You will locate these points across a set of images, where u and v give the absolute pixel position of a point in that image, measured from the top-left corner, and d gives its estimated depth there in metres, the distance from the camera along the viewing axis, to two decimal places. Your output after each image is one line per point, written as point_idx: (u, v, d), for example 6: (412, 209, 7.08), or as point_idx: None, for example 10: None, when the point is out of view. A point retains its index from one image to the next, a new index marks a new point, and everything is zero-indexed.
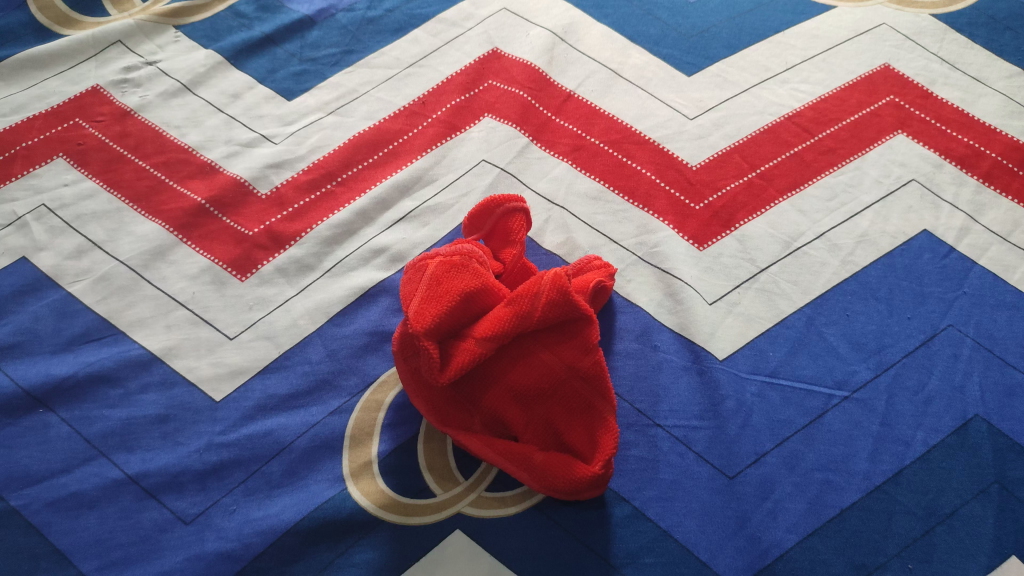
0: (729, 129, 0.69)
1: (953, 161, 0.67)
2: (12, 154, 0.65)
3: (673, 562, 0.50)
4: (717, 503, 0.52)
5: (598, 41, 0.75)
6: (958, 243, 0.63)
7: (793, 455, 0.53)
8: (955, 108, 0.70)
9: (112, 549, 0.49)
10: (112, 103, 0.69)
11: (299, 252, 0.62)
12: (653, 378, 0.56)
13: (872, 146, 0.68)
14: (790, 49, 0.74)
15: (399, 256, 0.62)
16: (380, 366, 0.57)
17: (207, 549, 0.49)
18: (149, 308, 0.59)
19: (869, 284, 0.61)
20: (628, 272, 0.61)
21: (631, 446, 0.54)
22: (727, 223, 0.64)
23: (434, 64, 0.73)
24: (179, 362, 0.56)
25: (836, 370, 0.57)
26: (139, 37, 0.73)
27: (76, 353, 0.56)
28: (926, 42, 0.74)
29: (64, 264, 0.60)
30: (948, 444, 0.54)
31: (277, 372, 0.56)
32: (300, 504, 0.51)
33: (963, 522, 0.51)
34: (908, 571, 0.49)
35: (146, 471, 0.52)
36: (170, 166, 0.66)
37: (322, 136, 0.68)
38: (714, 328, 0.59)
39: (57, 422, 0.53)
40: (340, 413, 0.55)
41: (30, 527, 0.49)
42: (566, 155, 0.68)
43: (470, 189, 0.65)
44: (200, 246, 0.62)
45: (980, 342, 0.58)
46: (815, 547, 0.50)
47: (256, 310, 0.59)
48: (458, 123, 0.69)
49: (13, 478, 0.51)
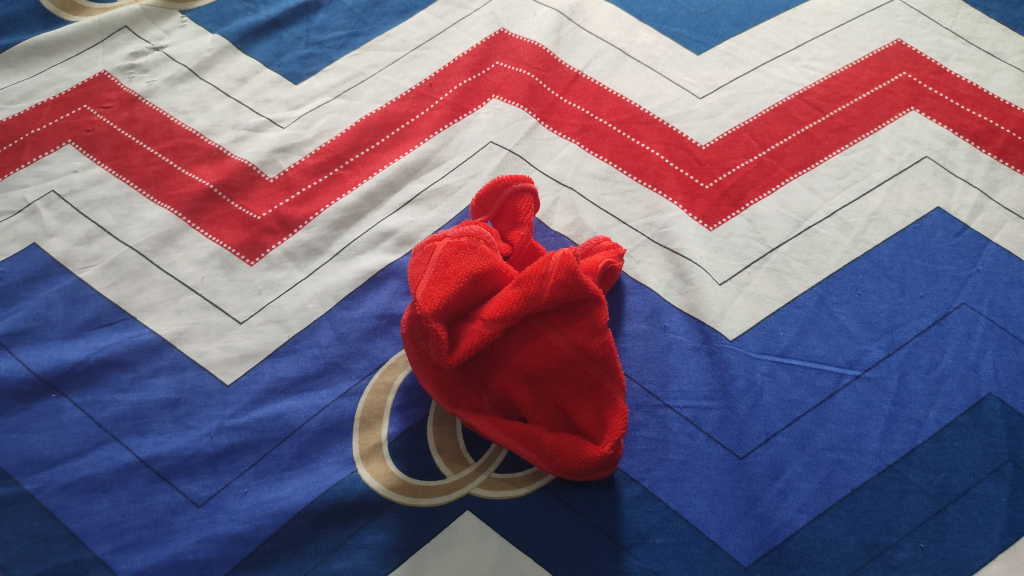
0: (739, 108, 0.68)
1: (967, 137, 0.66)
2: (21, 141, 0.65)
3: (682, 542, 0.50)
4: (727, 483, 0.51)
5: (605, 21, 0.74)
6: (972, 221, 0.62)
7: (804, 435, 0.53)
8: (969, 83, 0.69)
9: (126, 532, 0.50)
10: (120, 89, 0.69)
11: (307, 236, 0.62)
12: (663, 359, 0.56)
13: (884, 123, 0.67)
14: (801, 26, 0.73)
15: (407, 239, 0.62)
16: (389, 349, 0.57)
17: (220, 531, 0.50)
18: (159, 293, 0.59)
19: (881, 262, 0.60)
20: (637, 253, 0.61)
21: (640, 426, 0.54)
22: (736, 203, 0.63)
23: (441, 46, 0.72)
24: (189, 346, 0.57)
25: (847, 349, 0.56)
26: (145, 22, 0.73)
27: (87, 338, 0.57)
28: (940, 17, 0.73)
29: (74, 249, 0.61)
30: (961, 423, 0.53)
31: (287, 355, 0.56)
32: (310, 486, 0.51)
33: (977, 501, 0.51)
34: (920, 550, 0.49)
35: (158, 454, 0.52)
36: (177, 151, 0.66)
37: (329, 120, 0.68)
38: (724, 308, 0.58)
39: (69, 407, 0.54)
40: (350, 396, 0.55)
41: (45, 510, 0.50)
42: (574, 135, 0.67)
43: (478, 171, 0.65)
44: (209, 231, 0.62)
45: (994, 320, 0.57)
46: (826, 527, 0.50)
47: (265, 293, 0.59)
48: (465, 104, 0.69)
49: (27, 462, 0.51)
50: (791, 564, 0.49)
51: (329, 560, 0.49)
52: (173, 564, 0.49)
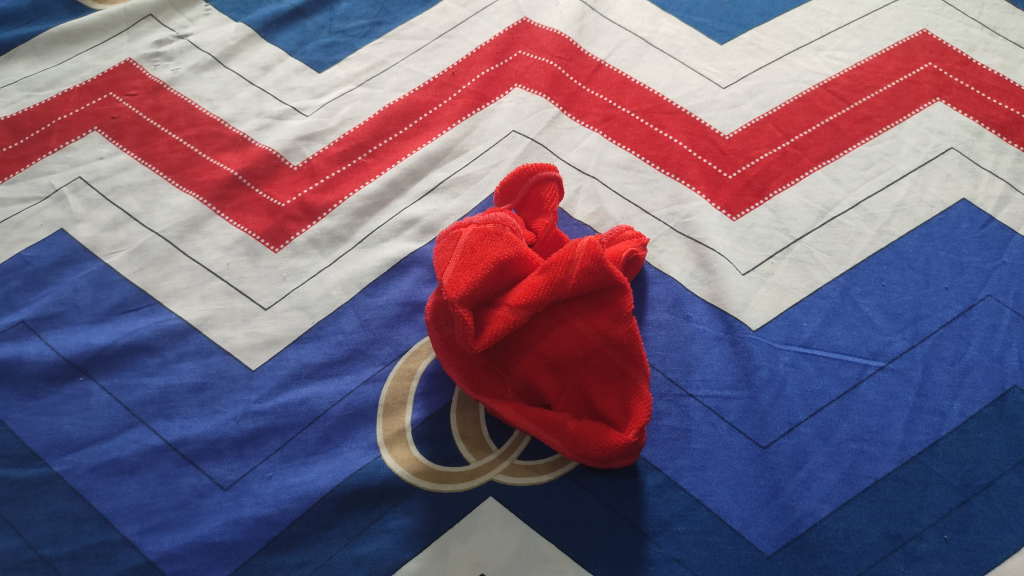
0: (762, 98, 0.68)
1: (994, 129, 0.66)
2: (48, 128, 0.66)
3: (705, 530, 0.50)
4: (750, 472, 0.52)
5: (628, 10, 0.74)
6: (998, 213, 0.61)
7: (827, 426, 0.53)
8: (995, 74, 0.68)
9: (153, 514, 0.50)
10: (145, 76, 0.70)
11: (331, 223, 0.62)
12: (685, 349, 0.56)
13: (909, 114, 0.67)
14: (825, 16, 0.72)
15: (430, 227, 0.62)
16: (413, 337, 0.57)
17: (246, 513, 0.50)
18: (185, 279, 0.59)
19: (905, 254, 0.60)
20: (659, 243, 0.61)
21: (663, 415, 0.54)
22: (760, 193, 0.63)
23: (463, 35, 0.73)
24: (215, 332, 0.57)
25: (871, 340, 0.56)
26: (169, 10, 0.73)
27: (115, 323, 0.57)
28: (966, 7, 0.72)
29: (101, 235, 0.61)
30: (985, 415, 0.53)
31: (311, 341, 0.57)
32: (336, 471, 0.52)
33: (1001, 493, 0.50)
34: (944, 541, 0.49)
35: (185, 438, 0.53)
36: (202, 138, 0.66)
37: (353, 108, 0.68)
38: (747, 298, 0.58)
39: (97, 390, 0.55)
40: (374, 382, 0.55)
41: (74, 491, 0.51)
42: (597, 125, 0.67)
43: (500, 161, 0.65)
44: (234, 218, 0.62)
45: (1020, 312, 0.57)
46: (849, 517, 0.50)
47: (290, 280, 0.59)
48: (487, 93, 0.69)
49: (56, 444, 0.52)
50: (814, 554, 0.49)
51: (354, 543, 0.49)
52: (200, 546, 0.49)
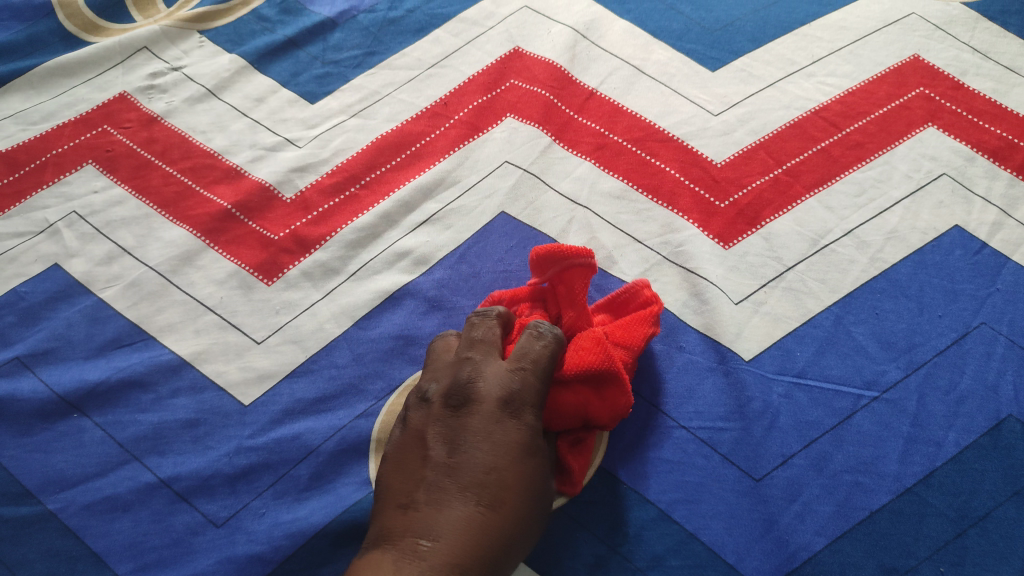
0: (754, 125, 0.68)
1: (986, 154, 0.66)
2: (43, 162, 0.66)
3: (699, 564, 0.49)
4: (744, 505, 0.51)
5: (620, 37, 0.74)
6: (991, 239, 0.61)
7: (821, 457, 0.53)
8: (987, 99, 0.68)
9: (146, 552, 0.50)
10: (139, 109, 0.70)
11: (324, 256, 0.62)
12: (678, 380, 0.56)
13: (901, 140, 0.67)
14: (817, 41, 0.73)
15: (423, 259, 0.62)
16: (407, 370, 0.57)
17: (238, 551, 0.50)
18: (179, 313, 0.60)
19: (899, 281, 0.60)
20: (652, 273, 0.61)
21: (656, 448, 0.54)
22: (752, 222, 0.63)
23: (456, 64, 0.73)
24: (208, 366, 0.57)
25: (865, 369, 0.56)
26: (164, 42, 0.74)
27: (108, 358, 0.57)
28: (957, 31, 0.73)
29: (95, 270, 0.61)
30: (980, 445, 0.53)
31: (304, 375, 0.57)
32: (328, 507, 0.51)
33: (997, 524, 0.50)
34: (940, 574, 0.49)
35: (178, 475, 0.53)
36: (196, 171, 0.67)
37: (345, 139, 0.69)
38: (740, 328, 0.58)
39: (90, 427, 0.55)
40: (367, 417, 0.55)
41: (67, 529, 0.51)
42: (589, 154, 0.67)
43: (493, 191, 0.65)
44: (228, 251, 0.62)
45: (1014, 340, 0.57)
46: (844, 550, 0.50)
47: (283, 314, 0.59)
48: (480, 123, 0.69)
49: (49, 482, 0.52)
50: None
51: None
52: None
